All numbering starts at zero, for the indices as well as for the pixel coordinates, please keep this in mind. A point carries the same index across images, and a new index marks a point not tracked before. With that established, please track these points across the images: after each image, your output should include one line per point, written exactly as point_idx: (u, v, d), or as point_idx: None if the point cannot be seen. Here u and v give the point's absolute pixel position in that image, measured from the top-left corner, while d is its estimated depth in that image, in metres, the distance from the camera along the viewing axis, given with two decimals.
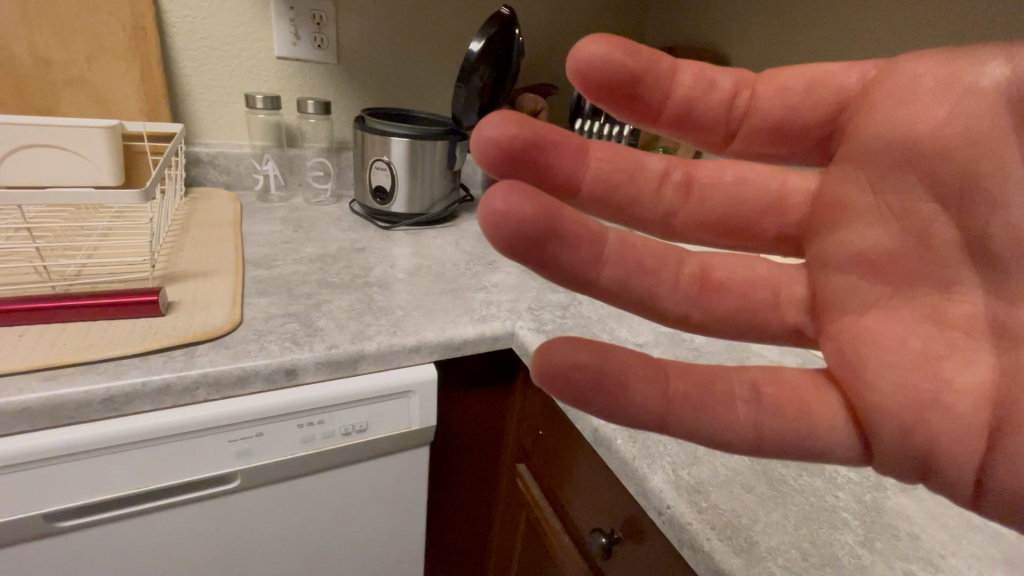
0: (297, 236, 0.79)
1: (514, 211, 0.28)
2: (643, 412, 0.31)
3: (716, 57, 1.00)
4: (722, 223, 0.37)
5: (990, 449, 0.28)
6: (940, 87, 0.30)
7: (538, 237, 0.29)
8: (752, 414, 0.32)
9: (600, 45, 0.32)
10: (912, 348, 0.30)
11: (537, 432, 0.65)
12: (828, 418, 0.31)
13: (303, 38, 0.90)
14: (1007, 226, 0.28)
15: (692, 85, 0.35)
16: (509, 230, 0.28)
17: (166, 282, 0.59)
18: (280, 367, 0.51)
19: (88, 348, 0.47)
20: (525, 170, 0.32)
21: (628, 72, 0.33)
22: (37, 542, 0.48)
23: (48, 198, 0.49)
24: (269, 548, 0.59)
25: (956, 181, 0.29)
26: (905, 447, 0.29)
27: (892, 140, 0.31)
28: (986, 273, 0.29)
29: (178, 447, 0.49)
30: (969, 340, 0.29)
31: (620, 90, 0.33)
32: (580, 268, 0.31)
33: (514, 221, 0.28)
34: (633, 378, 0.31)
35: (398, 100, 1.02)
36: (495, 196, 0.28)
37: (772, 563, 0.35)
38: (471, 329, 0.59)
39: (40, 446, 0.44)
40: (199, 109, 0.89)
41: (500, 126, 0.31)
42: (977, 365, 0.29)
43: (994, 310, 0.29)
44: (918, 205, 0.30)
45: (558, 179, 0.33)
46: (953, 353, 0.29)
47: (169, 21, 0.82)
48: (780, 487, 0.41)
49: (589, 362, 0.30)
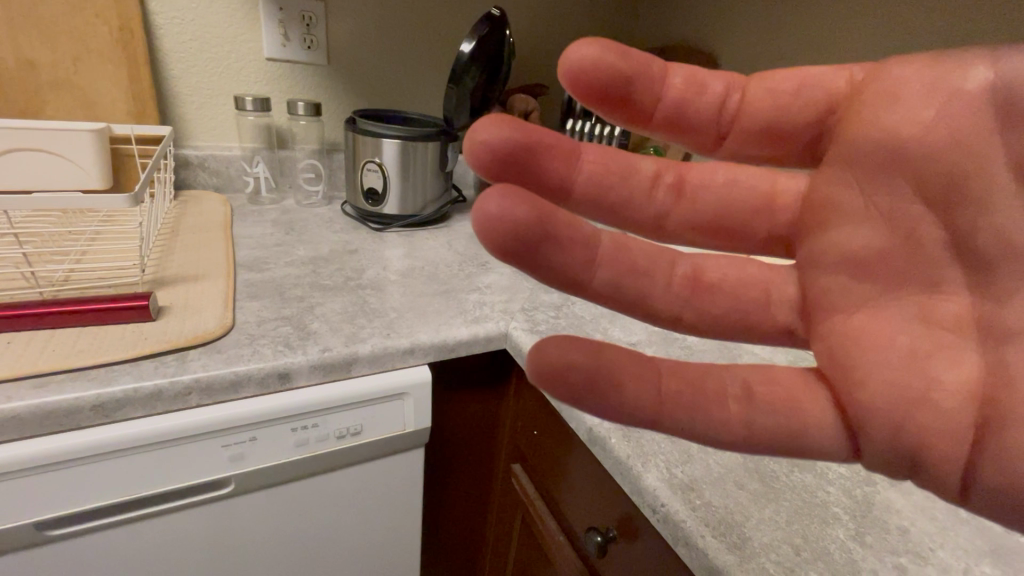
0: (288, 239, 0.79)
1: (509, 214, 0.28)
2: (636, 411, 0.31)
3: (706, 57, 1.00)
4: (713, 224, 0.37)
5: (979, 445, 0.28)
6: (928, 89, 0.30)
7: (532, 241, 0.29)
8: (744, 412, 0.32)
9: (592, 48, 0.32)
10: (900, 345, 0.30)
11: (531, 432, 0.65)
12: (820, 415, 0.32)
13: (293, 39, 0.90)
14: (993, 227, 0.29)
15: (683, 87, 0.35)
16: (504, 235, 0.29)
17: (157, 287, 0.58)
18: (273, 371, 0.50)
19: (77, 354, 0.47)
20: (519, 175, 0.32)
21: (621, 75, 0.33)
22: (26, 551, 0.47)
23: (35, 203, 0.48)
24: (264, 552, 0.59)
25: (943, 182, 0.30)
26: (893, 444, 0.30)
27: (878, 141, 0.31)
28: (972, 273, 0.30)
29: (170, 453, 0.49)
30: (956, 339, 0.30)
31: (611, 93, 0.33)
32: (573, 272, 0.31)
33: (508, 225, 0.28)
34: (626, 377, 0.31)
35: (389, 101, 1.01)
36: (489, 200, 0.28)
37: (765, 559, 0.35)
38: (465, 331, 0.59)
39: (29, 454, 0.44)
40: (187, 111, 0.89)
41: (493, 130, 0.31)
42: (963, 362, 0.29)
43: (979, 308, 0.29)
44: (905, 206, 0.31)
45: (550, 182, 0.33)
46: (940, 352, 0.30)
47: (156, 23, 0.81)
48: (771, 483, 0.41)
49: (583, 362, 0.30)
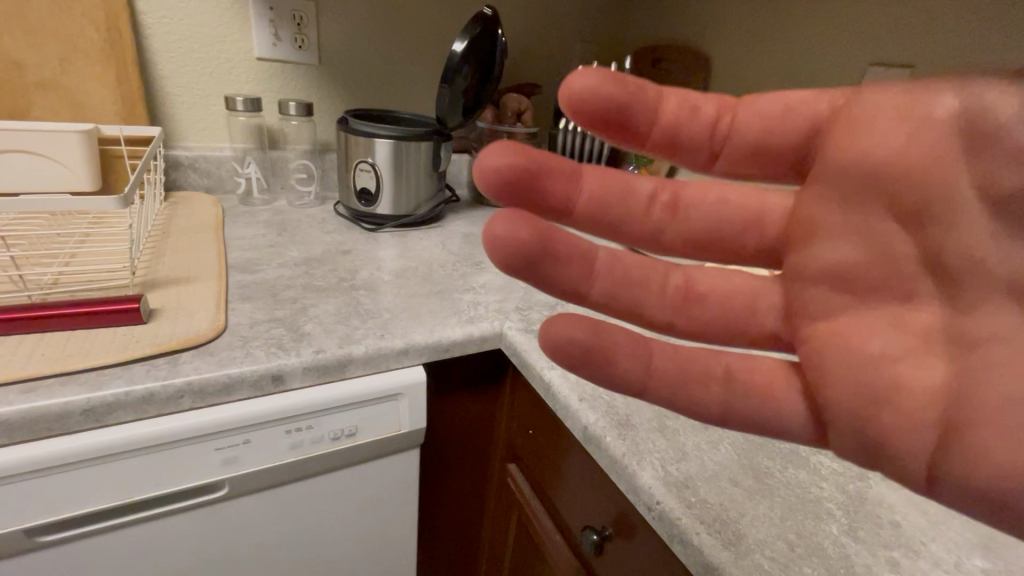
0: (280, 240, 0.78)
1: (512, 236, 0.30)
2: (621, 381, 0.34)
3: (697, 56, 1.01)
4: (707, 239, 0.37)
5: (949, 450, 0.28)
6: (900, 110, 0.30)
7: (533, 258, 0.31)
8: (722, 399, 0.34)
9: (591, 76, 0.32)
10: (869, 351, 0.30)
11: (526, 432, 0.65)
12: (792, 407, 0.33)
13: (284, 39, 0.89)
14: (960, 244, 0.28)
15: (676, 109, 0.35)
16: (509, 254, 0.31)
17: (148, 289, 0.58)
18: (266, 373, 0.50)
19: (67, 358, 0.46)
20: (523, 200, 0.33)
21: (617, 101, 0.33)
22: (16, 558, 0.46)
23: (22, 205, 0.48)
24: (258, 556, 0.59)
25: (914, 199, 0.29)
26: (859, 440, 0.30)
27: (852, 161, 0.31)
28: (944, 287, 0.29)
29: (163, 457, 0.48)
30: (926, 347, 0.29)
31: (608, 118, 0.33)
32: (572, 283, 0.33)
33: (512, 245, 0.30)
34: (620, 355, 0.33)
35: (381, 101, 1.01)
36: (497, 223, 0.30)
37: (760, 556, 0.35)
38: (459, 331, 0.59)
39: (18, 460, 0.43)
40: (177, 111, 0.88)
41: (500, 156, 0.31)
42: (931, 367, 0.29)
43: (949, 320, 0.29)
44: (878, 223, 0.31)
45: (554, 203, 0.33)
46: (909, 356, 0.29)
47: (144, 22, 0.80)
48: (765, 480, 0.42)
49: (582, 337, 0.33)
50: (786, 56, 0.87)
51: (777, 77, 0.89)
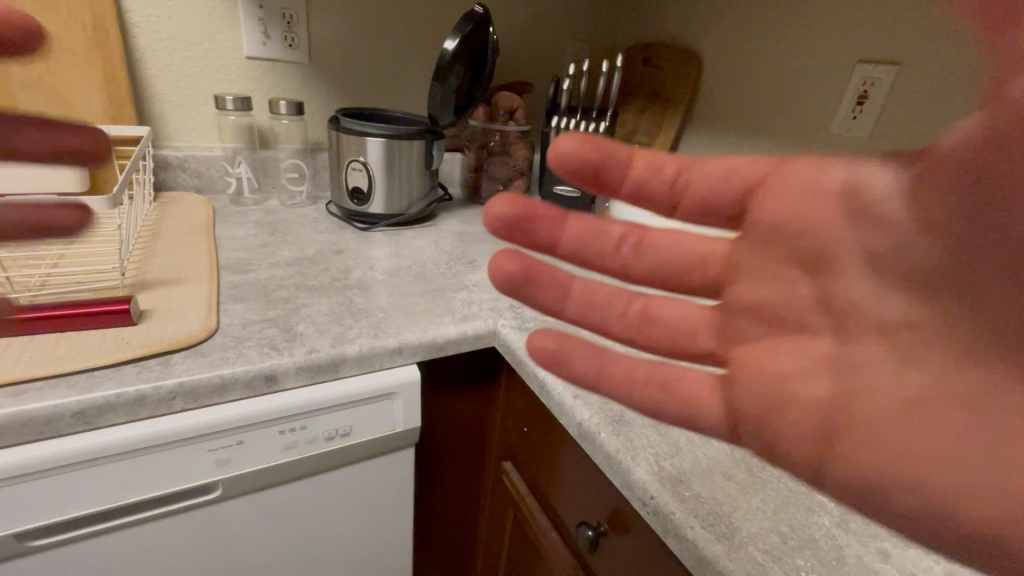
0: (272, 240, 0.78)
1: (501, 270, 0.34)
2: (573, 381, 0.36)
3: (689, 54, 1.02)
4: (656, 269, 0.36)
5: (825, 470, 0.27)
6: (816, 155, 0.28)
7: (517, 286, 0.35)
8: None
9: (573, 139, 0.31)
10: (771, 370, 0.29)
11: (522, 429, 0.65)
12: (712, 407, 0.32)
13: (273, 37, 0.88)
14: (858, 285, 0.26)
15: (651, 163, 0.32)
16: (501, 285, 0.35)
17: (138, 290, 0.57)
18: (259, 374, 0.50)
19: (55, 361, 0.45)
20: (517, 239, 0.33)
21: (595, 162, 0.31)
22: (5, 564, 0.46)
23: (9, 205, 0.47)
24: (252, 558, 0.59)
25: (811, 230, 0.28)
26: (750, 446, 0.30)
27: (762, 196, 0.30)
28: (836, 320, 0.27)
29: (155, 459, 0.48)
30: (817, 371, 0.28)
31: (587, 177, 0.32)
32: (549, 307, 0.36)
33: (502, 276, 0.34)
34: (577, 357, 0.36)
35: (372, 100, 1.01)
36: (499, 258, 0.34)
37: (753, 548, 0.36)
38: (453, 329, 0.59)
39: (7, 464, 0.43)
40: (166, 111, 0.87)
41: (500, 207, 0.32)
42: (820, 390, 0.27)
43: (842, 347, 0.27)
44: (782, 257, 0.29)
45: (543, 244, 0.34)
46: (799, 377, 0.28)
47: (131, 21, 0.79)
48: (758, 474, 0.42)
49: (552, 346, 0.36)
50: (775, 53, 0.88)
51: (767, 74, 0.90)
